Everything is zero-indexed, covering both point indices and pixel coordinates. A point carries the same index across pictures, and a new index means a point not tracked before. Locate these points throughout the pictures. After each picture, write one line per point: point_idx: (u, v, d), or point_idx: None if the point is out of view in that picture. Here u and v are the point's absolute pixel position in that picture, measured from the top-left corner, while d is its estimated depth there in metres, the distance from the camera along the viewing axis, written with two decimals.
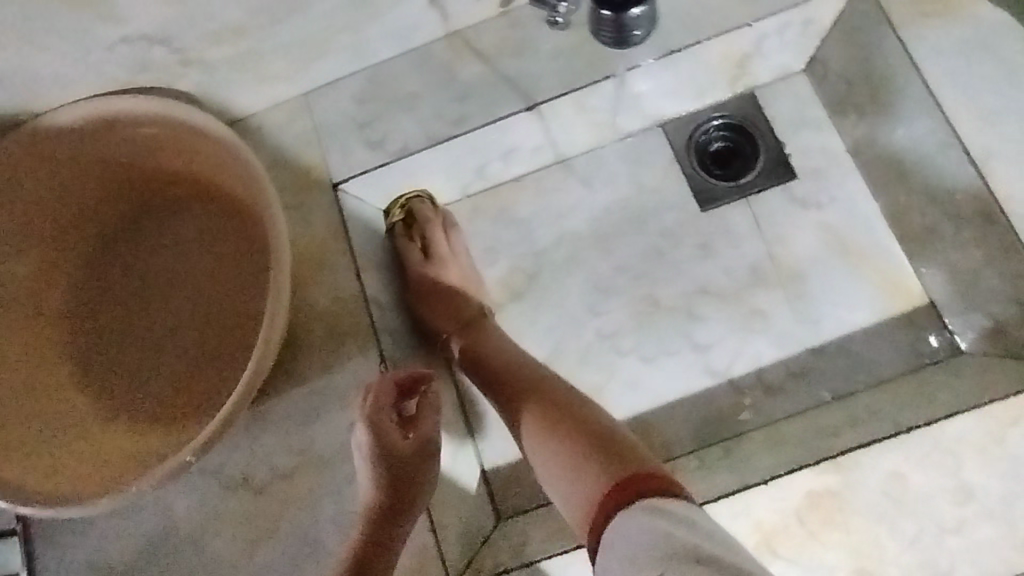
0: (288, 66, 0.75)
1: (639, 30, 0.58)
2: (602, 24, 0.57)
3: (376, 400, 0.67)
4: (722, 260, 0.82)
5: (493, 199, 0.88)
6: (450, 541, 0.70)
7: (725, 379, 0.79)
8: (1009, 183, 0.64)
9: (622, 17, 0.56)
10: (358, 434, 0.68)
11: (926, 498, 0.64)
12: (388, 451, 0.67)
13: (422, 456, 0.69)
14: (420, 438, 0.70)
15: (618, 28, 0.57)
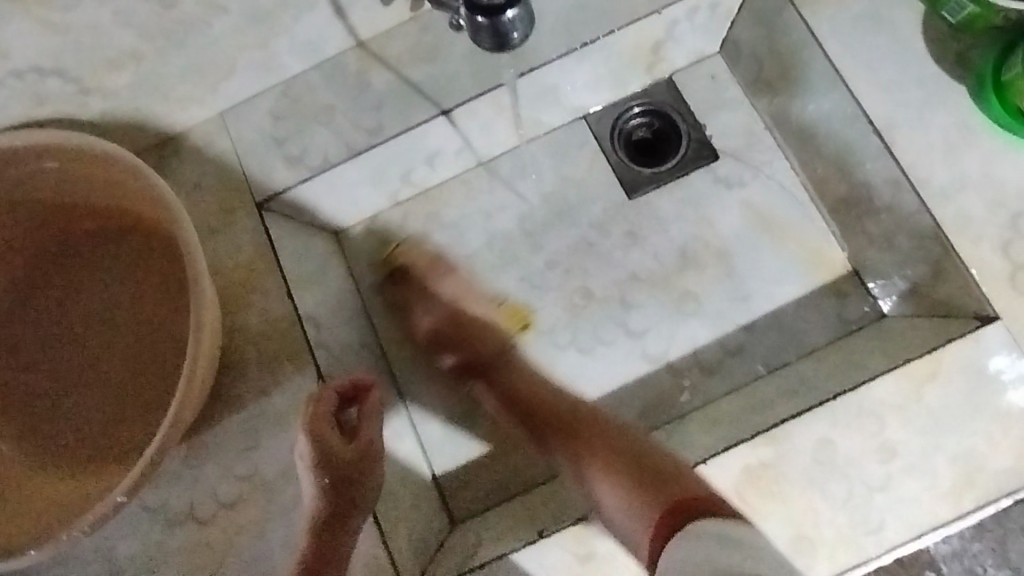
0: (193, 88, 0.72)
1: (518, 33, 0.56)
2: (480, 31, 0.55)
3: (318, 409, 0.67)
4: (649, 246, 0.84)
5: (425, 204, 0.89)
6: (403, 549, 0.69)
7: (662, 363, 0.81)
8: (908, 150, 0.72)
9: (500, 20, 0.54)
10: (299, 446, 0.66)
11: (854, 461, 0.67)
12: (330, 458, 0.66)
13: (367, 463, 0.69)
14: (363, 445, 0.70)
15: (497, 32, 0.55)
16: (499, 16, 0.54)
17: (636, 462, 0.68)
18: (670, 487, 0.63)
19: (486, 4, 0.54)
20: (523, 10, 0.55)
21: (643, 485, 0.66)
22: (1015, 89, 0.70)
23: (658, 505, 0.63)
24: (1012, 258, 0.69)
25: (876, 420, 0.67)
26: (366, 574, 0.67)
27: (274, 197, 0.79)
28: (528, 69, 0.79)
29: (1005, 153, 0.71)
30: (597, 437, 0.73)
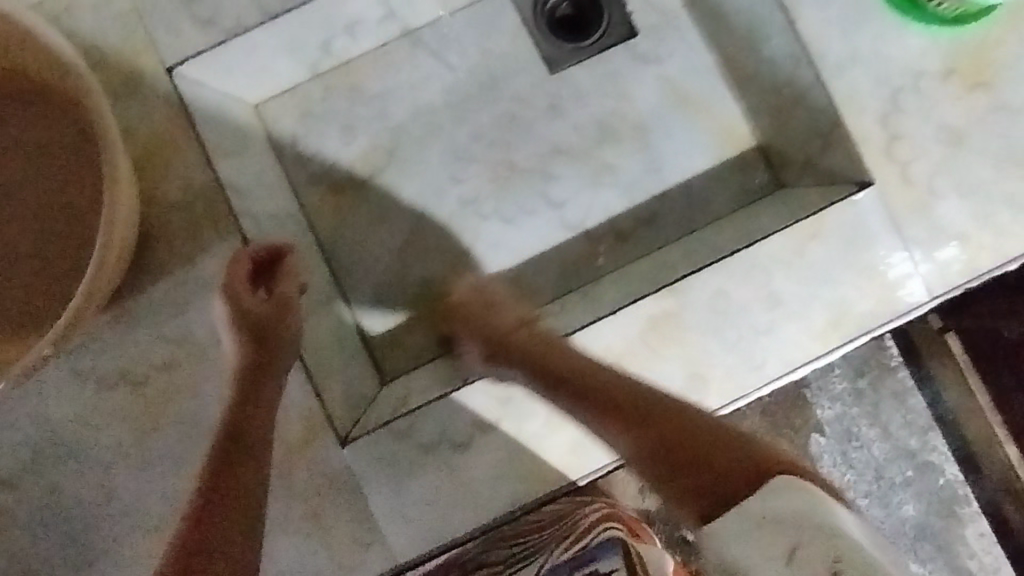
0: None
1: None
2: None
3: (232, 271, 0.70)
4: (571, 119, 0.86)
5: (345, 76, 0.86)
6: (337, 402, 0.76)
7: (580, 232, 0.85)
8: (806, 23, 0.77)
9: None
10: (218, 305, 0.71)
11: (744, 310, 0.75)
12: (245, 313, 0.69)
13: (282, 319, 0.70)
14: (279, 302, 0.70)
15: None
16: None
17: (662, 445, 0.61)
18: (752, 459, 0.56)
19: None
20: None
21: (687, 489, 0.57)
22: None
23: (716, 474, 0.56)
24: (889, 128, 0.78)
25: (764, 274, 0.76)
26: (302, 421, 0.76)
27: (185, 61, 0.75)
28: None
29: (893, 30, 0.78)
30: (635, 420, 0.64)
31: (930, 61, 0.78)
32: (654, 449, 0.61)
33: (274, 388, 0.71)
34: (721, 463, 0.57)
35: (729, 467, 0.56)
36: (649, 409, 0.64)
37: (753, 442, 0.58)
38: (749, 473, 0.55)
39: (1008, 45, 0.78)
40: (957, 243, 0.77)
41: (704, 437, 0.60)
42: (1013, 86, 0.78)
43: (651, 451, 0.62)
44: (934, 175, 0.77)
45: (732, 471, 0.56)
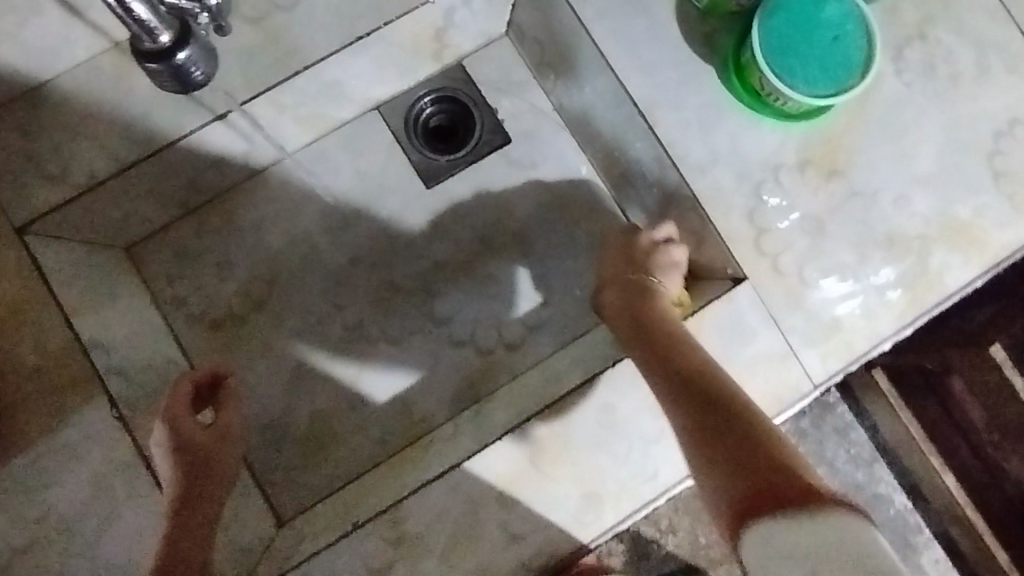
0: None
1: (198, 69, 0.59)
2: (156, 75, 0.57)
3: (175, 397, 0.71)
4: (450, 234, 0.89)
5: (220, 211, 0.87)
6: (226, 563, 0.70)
7: (470, 346, 0.86)
8: (667, 128, 0.78)
9: (172, 62, 0.56)
10: (156, 435, 0.69)
11: (631, 420, 0.74)
12: (189, 445, 0.69)
13: (222, 442, 0.74)
14: (222, 426, 0.74)
15: (176, 74, 0.58)
16: (170, 59, 0.56)
17: (735, 436, 0.63)
18: (768, 475, 0.58)
19: (153, 49, 0.55)
20: (195, 46, 0.57)
21: (723, 456, 0.62)
22: (748, 71, 0.78)
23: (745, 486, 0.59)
24: (755, 223, 0.79)
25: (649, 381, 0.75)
26: None
27: (40, 219, 0.73)
28: (305, 66, 0.78)
29: (747, 126, 0.80)
30: (699, 407, 0.66)
31: (784, 154, 0.80)
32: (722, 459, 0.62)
33: (216, 514, 0.70)
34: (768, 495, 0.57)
35: (769, 485, 0.57)
36: (750, 427, 0.64)
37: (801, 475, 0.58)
38: (786, 496, 0.55)
39: (854, 132, 0.81)
40: (830, 330, 0.78)
41: (762, 458, 0.60)
42: (865, 171, 0.81)
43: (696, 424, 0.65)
44: (803, 263, 0.79)
45: (767, 488, 0.57)
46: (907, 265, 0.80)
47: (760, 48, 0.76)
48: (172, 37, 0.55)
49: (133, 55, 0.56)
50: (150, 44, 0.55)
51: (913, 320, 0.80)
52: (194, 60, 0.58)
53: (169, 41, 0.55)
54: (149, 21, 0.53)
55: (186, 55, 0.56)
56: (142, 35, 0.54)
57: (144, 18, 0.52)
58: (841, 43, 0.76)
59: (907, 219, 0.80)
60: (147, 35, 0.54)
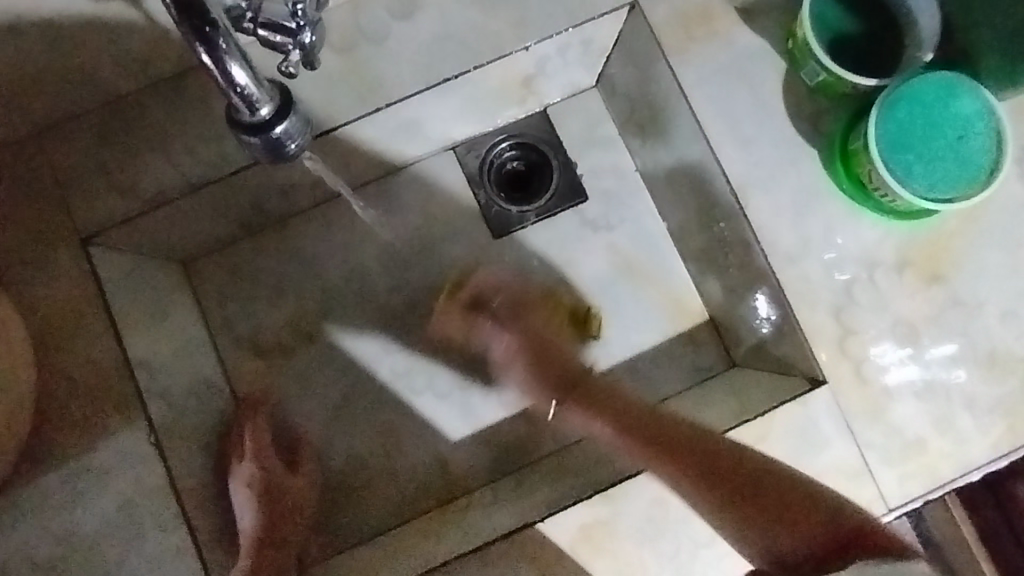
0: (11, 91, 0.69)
1: (297, 143, 0.52)
2: (252, 150, 0.51)
3: (260, 441, 0.79)
4: (510, 285, 0.85)
5: (280, 235, 0.85)
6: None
7: (517, 411, 0.83)
8: (760, 211, 0.73)
9: (269, 135, 0.50)
10: (245, 471, 0.76)
11: (684, 519, 0.69)
12: (273, 480, 0.78)
13: (301, 493, 0.80)
14: (302, 477, 0.81)
15: (272, 147, 0.51)
16: (267, 133, 0.50)
17: (703, 470, 0.70)
18: (733, 479, 0.70)
19: (249, 122, 0.50)
20: (295, 119, 0.51)
21: (692, 471, 0.70)
22: (856, 160, 0.72)
23: (727, 497, 0.69)
24: (843, 323, 0.73)
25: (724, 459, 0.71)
26: None
27: (103, 231, 0.72)
28: (387, 103, 0.73)
29: (847, 217, 0.74)
30: (690, 457, 0.71)
31: (884, 251, 0.74)
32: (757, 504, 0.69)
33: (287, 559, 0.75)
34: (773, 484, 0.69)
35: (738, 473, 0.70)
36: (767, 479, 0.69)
37: (779, 477, 0.69)
38: (797, 509, 0.68)
39: (964, 236, 0.74)
40: (913, 451, 0.72)
41: (780, 497, 0.68)
42: (971, 280, 0.74)
43: (710, 483, 0.69)
44: (892, 373, 0.72)
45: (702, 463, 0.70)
46: (1008, 388, 0.73)
47: (875, 140, 0.70)
48: (271, 109, 0.50)
49: (231, 130, 0.51)
50: (246, 116, 0.50)
51: (1009, 451, 0.73)
52: (297, 135, 0.52)
53: (269, 112, 0.50)
54: (250, 90, 0.48)
55: (284, 127, 0.50)
56: (240, 106, 0.49)
57: (242, 83, 0.47)
58: (965, 144, 0.70)
59: (1013, 339, 0.73)
60: (244, 105, 0.49)
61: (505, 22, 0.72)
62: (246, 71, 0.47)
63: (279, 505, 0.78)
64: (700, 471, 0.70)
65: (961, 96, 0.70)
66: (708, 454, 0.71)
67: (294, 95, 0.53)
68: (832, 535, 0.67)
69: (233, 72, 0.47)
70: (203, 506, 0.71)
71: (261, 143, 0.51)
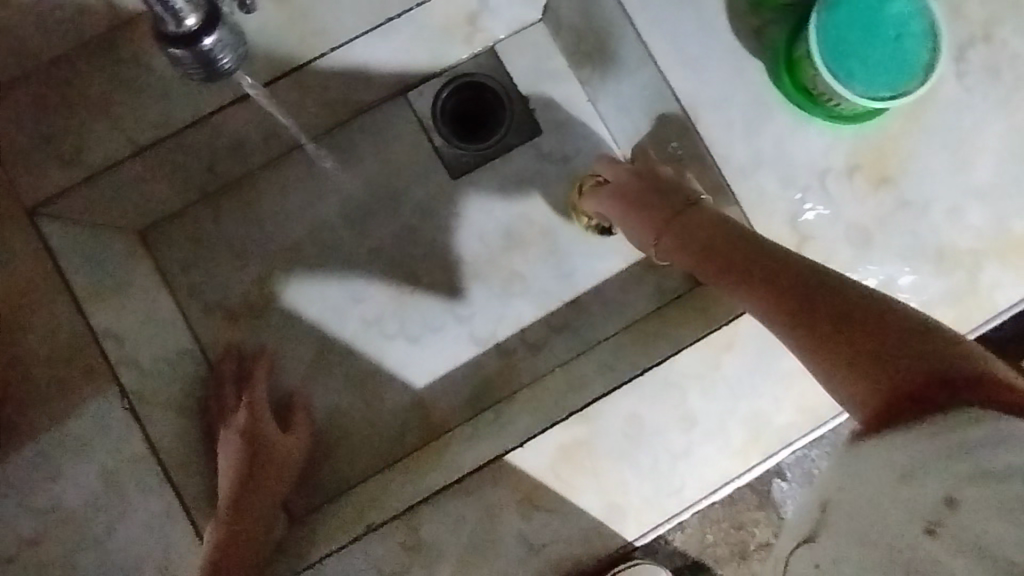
0: None
1: (224, 53, 0.55)
2: (180, 61, 0.53)
3: (255, 394, 0.79)
4: (475, 227, 0.85)
5: (236, 194, 0.84)
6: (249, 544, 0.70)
7: (490, 345, 0.84)
8: (710, 127, 0.74)
9: (199, 48, 0.53)
10: (238, 416, 0.76)
11: (659, 432, 0.71)
12: (262, 435, 0.77)
13: (289, 450, 0.79)
14: (294, 435, 0.80)
15: (201, 59, 0.54)
16: (197, 45, 0.52)
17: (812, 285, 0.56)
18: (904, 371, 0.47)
19: (177, 33, 0.51)
20: (221, 31, 0.54)
21: (816, 336, 0.52)
22: (800, 70, 0.74)
23: (905, 381, 0.46)
24: (798, 231, 0.75)
25: (728, 344, 0.71)
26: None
27: (51, 200, 0.70)
28: (331, 49, 0.71)
29: (795, 128, 0.76)
30: (795, 296, 0.55)
31: (833, 158, 0.76)
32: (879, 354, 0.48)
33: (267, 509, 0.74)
34: (894, 336, 0.49)
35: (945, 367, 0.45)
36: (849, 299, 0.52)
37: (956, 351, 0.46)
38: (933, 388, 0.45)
39: (908, 138, 0.76)
40: None
41: (903, 331, 0.48)
42: (917, 180, 0.76)
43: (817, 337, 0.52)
44: (844, 276, 0.75)
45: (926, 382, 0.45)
46: (954, 281, 0.76)
47: (816, 46, 0.71)
48: (198, 20, 0.51)
49: (156, 40, 0.53)
50: (173, 28, 0.51)
51: None
52: (223, 48, 0.56)
53: (196, 24, 0.52)
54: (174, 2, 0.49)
55: (210, 37, 0.53)
56: (165, 17, 0.50)
57: None
58: (904, 43, 0.71)
59: (958, 232, 0.76)
60: (170, 17, 0.50)
61: None
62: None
63: (270, 460, 0.76)
64: (904, 373, 0.47)
65: None
66: (842, 305, 0.52)
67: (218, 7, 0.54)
68: (897, 388, 0.47)
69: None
70: (185, 469, 0.70)
71: (189, 53, 0.53)
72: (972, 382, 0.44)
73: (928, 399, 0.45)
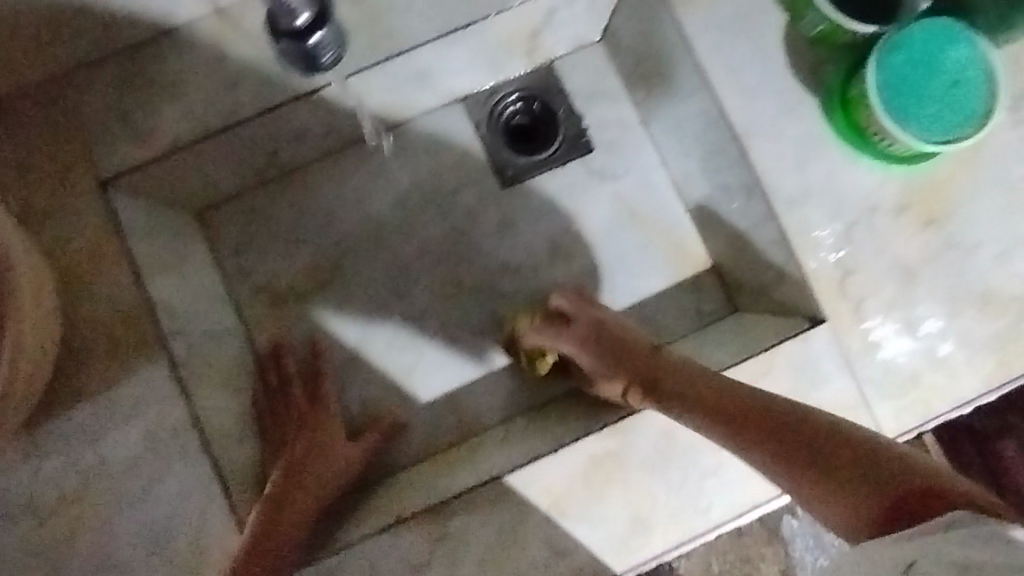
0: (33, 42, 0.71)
1: (329, 53, 0.53)
2: (286, 55, 0.52)
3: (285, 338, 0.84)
4: (521, 237, 0.87)
5: (292, 185, 0.86)
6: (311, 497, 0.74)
7: (527, 354, 0.86)
8: (763, 156, 0.76)
9: (303, 45, 0.51)
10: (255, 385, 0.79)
11: (691, 449, 0.72)
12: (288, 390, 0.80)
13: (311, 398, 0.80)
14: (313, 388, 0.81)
15: (303, 55, 0.52)
16: (302, 42, 0.51)
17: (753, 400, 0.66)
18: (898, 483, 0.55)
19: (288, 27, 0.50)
20: (330, 30, 0.52)
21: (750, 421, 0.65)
22: (855, 107, 0.76)
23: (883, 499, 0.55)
24: (843, 265, 0.75)
25: None
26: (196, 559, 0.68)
27: (122, 176, 0.73)
28: (398, 53, 0.77)
29: (846, 162, 0.77)
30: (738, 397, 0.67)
31: (884, 194, 0.77)
32: (871, 484, 0.57)
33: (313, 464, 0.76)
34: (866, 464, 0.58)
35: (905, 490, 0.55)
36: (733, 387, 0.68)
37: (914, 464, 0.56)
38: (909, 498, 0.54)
39: (959, 181, 0.77)
40: (908, 384, 0.75)
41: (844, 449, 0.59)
42: (965, 224, 0.77)
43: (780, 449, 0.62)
44: (890, 310, 0.75)
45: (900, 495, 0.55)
46: (998, 326, 0.76)
47: (876, 85, 0.73)
48: (311, 16, 0.50)
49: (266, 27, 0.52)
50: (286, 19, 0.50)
51: (999, 386, 0.76)
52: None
53: (304, 23, 0.50)
54: None
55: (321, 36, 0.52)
56: (283, 11, 0.49)
57: None
58: (959, 89, 0.72)
59: (1004, 279, 0.76)
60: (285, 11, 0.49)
61: None
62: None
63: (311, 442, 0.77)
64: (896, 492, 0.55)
65: (954, 43, 0.73)
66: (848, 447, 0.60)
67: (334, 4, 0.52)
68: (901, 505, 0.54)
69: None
70: (227, 443, 0.72)
71: (293, 48, 0.52)
72: (918, 496, 0.53)
73: (901, 512, 0.54)
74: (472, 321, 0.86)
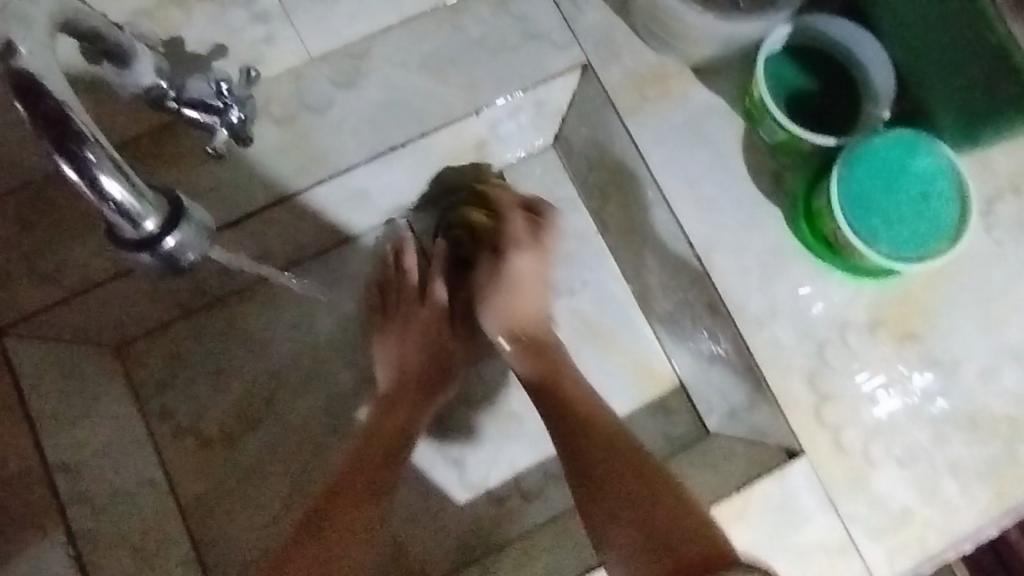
0: None
1: (194, 252, 0.45)
2: (146, 267, 0.44)
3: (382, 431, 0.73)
4: (471, 360, 0.83)
5: (221, 316, 0.80)
6: None
7: (482, 492, 0.79)
8: (725, 274, 0.71)
9: (161, 250, 0.43)
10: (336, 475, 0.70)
11: None
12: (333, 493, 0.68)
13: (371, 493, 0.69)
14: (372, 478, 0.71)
15: (167, 262, 0.44)
16: (159, 248, 0.43)
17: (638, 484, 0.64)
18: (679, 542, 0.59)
19: (133, 238, 0.43)
20: (188, 228, 0.44)
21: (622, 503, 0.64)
22: (820, 221, 0.70)
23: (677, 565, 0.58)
24: (817, 389, 0.69)
25: None
26: None
27: (19, 322, 0.65)
28: (332, 175, 0.70)
29: (814, 278, 0.72)
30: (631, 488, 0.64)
31: (855, 311, 0.71)
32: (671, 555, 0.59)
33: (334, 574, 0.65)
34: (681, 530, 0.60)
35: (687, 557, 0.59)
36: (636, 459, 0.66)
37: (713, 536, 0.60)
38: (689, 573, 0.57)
39: (933, 293, 0.72)
40: (899, 523, 0.68)
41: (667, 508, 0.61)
42: (945, 338, 0.71)
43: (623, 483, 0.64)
44: (874, 436, 0.69)
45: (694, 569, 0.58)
46: (992, 450, 0.69)
47: (839, 200, 0.67)
48: (159, 222, 0.43)
49: (111, 246, 0.44)
50: (129, 232, 0.42)
51: (997, 518, 0.69)
52: (136, 86, 0.53)
53: (155, 226, 0.43)
54: (129, 205, 0.41)
55: (177, 236, 0.44)
56: (121, 223, 0.41)
57: (117, 196, 0.40)
58: (929, 201, 0.67)
59: (993, 397, 0.70)
60: (125, 222, 0.41)
61: (454, 87, 0.72)
62: (122, 184, 0.40)
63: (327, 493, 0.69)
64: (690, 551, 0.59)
65: (918, 153, 0.68)
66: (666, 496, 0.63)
67: (182, 199, 0.45)
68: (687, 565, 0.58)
69: (104, 184, 0.40)
70: None
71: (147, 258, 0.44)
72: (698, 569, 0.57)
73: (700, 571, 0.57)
74: (421, 458, 0.79)
